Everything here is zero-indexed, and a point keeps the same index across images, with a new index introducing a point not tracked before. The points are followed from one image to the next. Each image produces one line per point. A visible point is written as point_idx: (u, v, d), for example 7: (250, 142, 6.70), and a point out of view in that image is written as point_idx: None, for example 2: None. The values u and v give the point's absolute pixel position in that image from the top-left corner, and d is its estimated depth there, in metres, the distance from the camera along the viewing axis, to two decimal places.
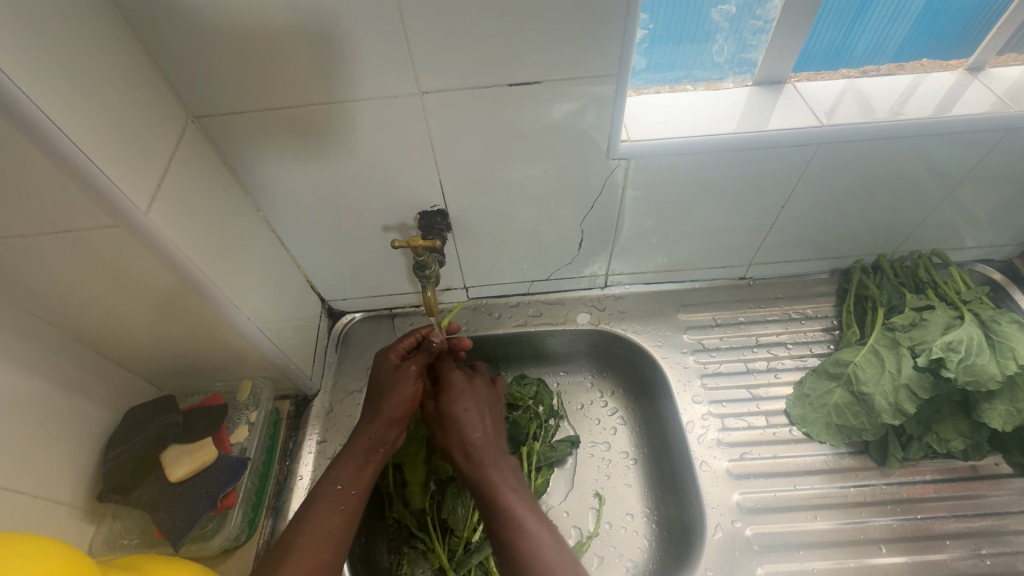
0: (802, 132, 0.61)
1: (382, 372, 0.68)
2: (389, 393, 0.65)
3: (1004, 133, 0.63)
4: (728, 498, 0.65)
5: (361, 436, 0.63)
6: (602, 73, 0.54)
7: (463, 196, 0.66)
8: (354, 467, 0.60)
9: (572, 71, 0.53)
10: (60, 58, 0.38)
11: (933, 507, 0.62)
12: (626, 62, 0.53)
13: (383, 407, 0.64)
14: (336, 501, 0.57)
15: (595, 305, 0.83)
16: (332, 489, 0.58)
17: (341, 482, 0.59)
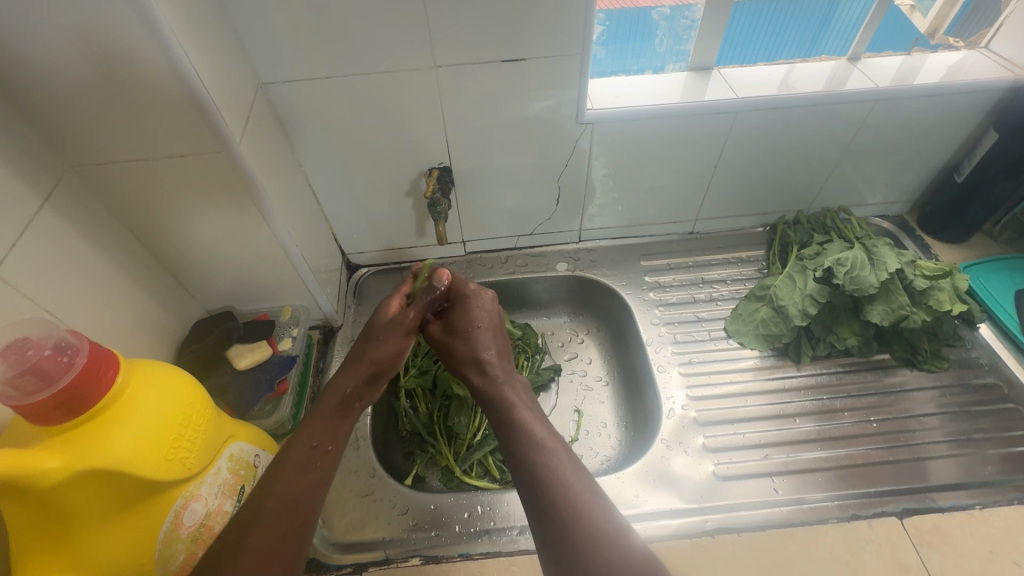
0: (724, 103, 0.80)
1: (379, 319, 0.68)
2: (377, 344, 0.65)
3: (874, 104, 0.83)
4: (679, 391, 0.81)
5: (342, 387, 0.61)
6: (571, 52, 0.70)
7: (464, 155, 0.82)
8: (332, 420, 0.58)
9: (550, 51, 0.70)
10: (191, 24, 0.53)
11: (835, 390, 0.80)
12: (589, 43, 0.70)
13: (367, 359, 0.64)
14: (319, 443, 0.55)
15: (572, 257, 1.00)
16: (313, 442, 0.55)
17: (316, 438, 0.56)
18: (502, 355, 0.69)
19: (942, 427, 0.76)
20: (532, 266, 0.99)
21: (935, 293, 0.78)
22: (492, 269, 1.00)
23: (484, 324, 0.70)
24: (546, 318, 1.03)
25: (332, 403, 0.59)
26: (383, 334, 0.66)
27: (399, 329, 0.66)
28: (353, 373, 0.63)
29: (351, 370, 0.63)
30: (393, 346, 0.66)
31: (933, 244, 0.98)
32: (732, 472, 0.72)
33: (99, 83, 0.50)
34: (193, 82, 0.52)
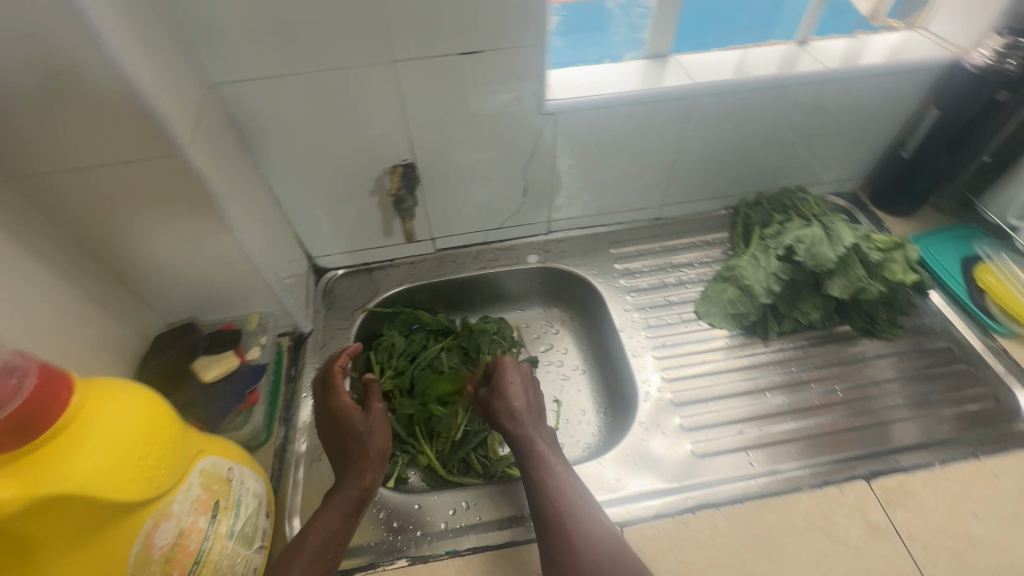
0: (680, 89, 0.81)
1: (350, 418, 0.69)
2: (369, 438, 0.68)
3: (823, 86, 0.86)
4: (655, 373, 0.82)
5: (355, 486, 0.64)
6: (530, 42, 0.70)
7: (428, 152, 0.81)
8: (340, 516, 0.62)
9: (508, 42, 0.70)
10: (128, 24, 0.50)
11: (801, 363, 0.83)
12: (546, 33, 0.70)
13: (371, 453, 0.67)
14: (321, 551, 0.59)
15: (543, 249, 1.00)
16: (326, 533, 0.60)
17: (331, 531, 0.60)
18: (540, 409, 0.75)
19: (901, 392, 0.80)
20: (503, 260, 0.99)
21: (889, 265, 0.81)
22: (463, 265, 0.99)
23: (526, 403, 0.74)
24: (521, 311, 1.04)
25: (348, 499, 0.63)
26: (368, 427, 0.69)
27: (381, 416, 0.71)
28: (360, 469, 0.66)
29: (361, 466, 0.66)
30: (384, 435, 0.69)
31: (884, 219, 1.02)
32: (709, 449, 0.74)
33: (30, 88, 0.47)
34: (136, 83, 0.50)
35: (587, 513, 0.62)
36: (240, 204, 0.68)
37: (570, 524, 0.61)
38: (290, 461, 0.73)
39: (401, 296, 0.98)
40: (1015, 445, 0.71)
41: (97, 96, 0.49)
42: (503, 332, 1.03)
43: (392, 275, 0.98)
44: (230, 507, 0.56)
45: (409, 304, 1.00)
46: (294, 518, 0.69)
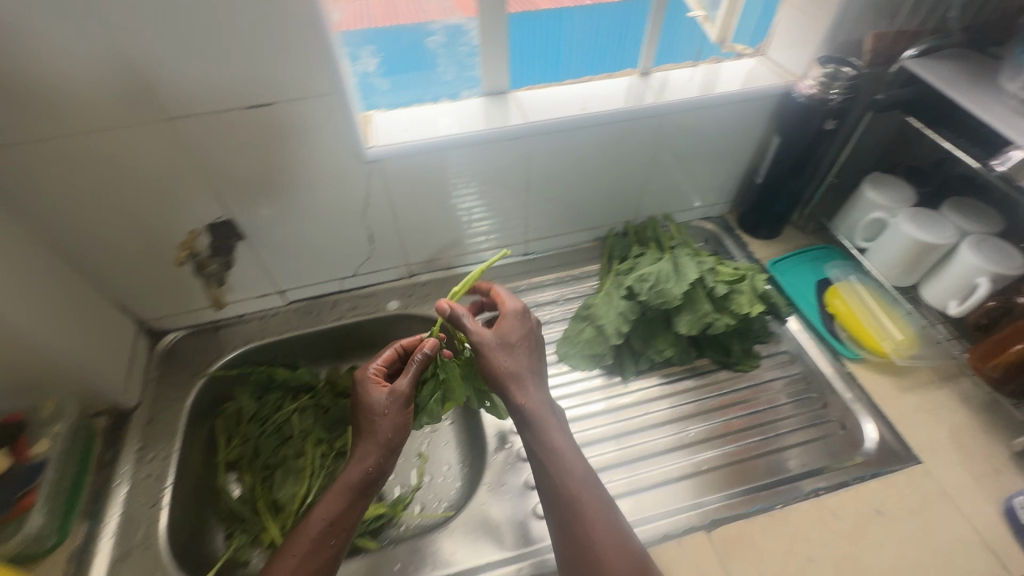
0: (512, 128, 0.78)
1: (373, 397, 0.69)
2: (376, 420, 0.67)
3: (657, 120, 0.84)
4: (504, 427, 0.80)
5: (358, 470, 0.66)
6: (324, 91, 0.65)
7: (245, 207, 0.75)
8: (338, 506, 0.64)
9: (298, 92, 0.65)
10: None
11: (658, 403, 0.81)
12: (340, 81, 0.65)
13: (377, 438, 0.67)
14: (321, 539, 0.62)
15: (404, 294, 0.96)
16: (324, 522, 0.63)
17: (332, 516, 0.64)
18: (536, 373, 0.69)
19: (753, 427, 0.78)
20: (362, 308, 0.94)
21: (735, 297, 0.80)
22: (319, 317, 0.93)
23: (524, 371, 0.68)
24: (392, 358, 1.01)
25: (348, 481, 0.65)
26: (382, 407, 0.68)
27: (399, 399, 0.68)
28: (367, 448, 0.66)
29: (367, 446, 0.67)
30: (396, 420, 0.68)
31: (750, 242, 1.02)
32: None
33: None
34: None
35: (582, 488, 0.62)
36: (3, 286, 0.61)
37: (574, 495, 0.61)
38: (89, 565, 0.66)
39: (250, 354, 0.91)
40: (855, 478, 0.71)
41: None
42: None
43: (240, 333, 0.92)
44: None
45: (263, 362, 0.93)
46: None
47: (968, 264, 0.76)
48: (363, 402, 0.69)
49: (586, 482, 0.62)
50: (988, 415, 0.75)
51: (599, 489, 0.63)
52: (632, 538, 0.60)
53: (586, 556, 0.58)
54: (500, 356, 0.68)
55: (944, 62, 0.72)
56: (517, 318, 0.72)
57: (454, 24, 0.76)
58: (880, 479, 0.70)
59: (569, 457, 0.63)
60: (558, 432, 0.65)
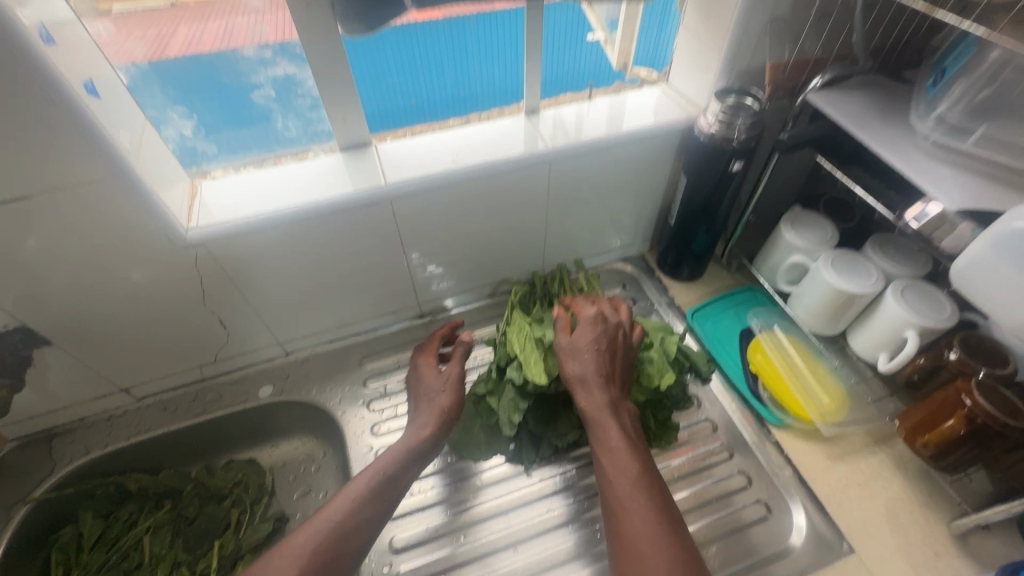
0: (366, 193, 0.66)
1: (428, 379, 0.70)
2: (436, 397, 0.68)
3: (549, 165, 0.73)
4: (382, 541, 0.67)
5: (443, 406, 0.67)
6: (99, 175, 0.53)
7: (40, 312, 0.62)
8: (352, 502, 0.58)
9: (64, 179, 0.52)
10: None
11: (564, 496, 0.70)
12: (119, 160, 0.52)
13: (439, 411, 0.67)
14: (323, 541, 0.54)
15: (279, 376, 0.83)
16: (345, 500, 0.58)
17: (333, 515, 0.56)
18: (609, 376, 0.63)
19: None
20: (228, 398, 0.81)
21: (645, 368, 0.70)
22: (177, 414, 0.80)
23: (602, 351, 0.64)
24: (275, 447, 0.88)
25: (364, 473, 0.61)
26: (440, 385, 0.69)
27: (455, 377, 0.70)
28: (422, 417, 0.66)
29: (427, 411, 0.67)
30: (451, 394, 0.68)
31: (671, 285, 0.93)
32: None
33: None
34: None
35: (615, 445, 0.57)
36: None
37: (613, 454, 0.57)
38: None
39: (94, 464, 0.77)
40: None
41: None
42: (248, 481, 0.82)
43: (79, 441, 0.78)
44: None
45: (114, 471, 0.80)
46: None
47: (895, 314, 0.66)
48: (419, 386, 0.70)
49: (625, 440, 0.58)
50: (925, 487, 0.67)
51: (643, 466, 0.56)
52: (670, 499, 0.54)
53: (619, 522, 0.52)
54: (567, 362, 0.64)
55: (853, 95, 0.63)
56: (591, 324, 0.66)
57: (281, 74, 0.64)
58: None
59: (614, 425, 0.59)
60: (614, 407, 0.60)
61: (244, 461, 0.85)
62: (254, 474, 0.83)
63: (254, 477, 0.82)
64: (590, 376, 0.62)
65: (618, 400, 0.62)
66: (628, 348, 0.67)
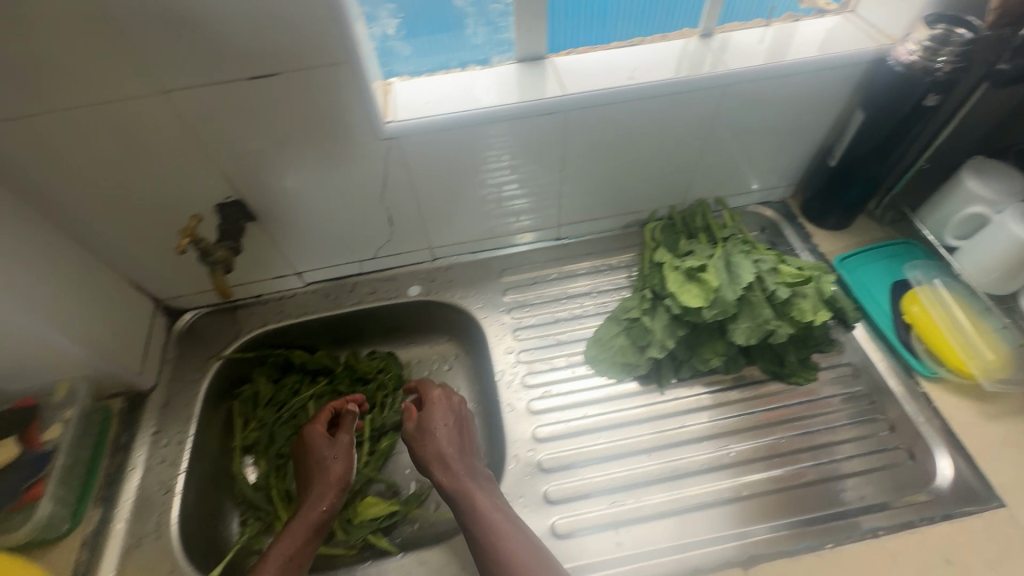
0: (546, 102, 0.69)
1: (318, 448, 0.77)
2: (330, 464, 0.75)
3: (720, 92, 0.74)
4: (526, 433, 0.72)
5: (316, 509, 0.71)
6: (333, 60, 0.58)
7: (255, 186, 0.70)
8: (332, 493, 0.73)
9: (306, 62, 0.57)
10: None
11: (698, 415, 0.73)
12: (353, 48, 0.57)
13: (331, 478, 0.74)
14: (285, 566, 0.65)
15: (426, 278, 0.90)
16: (307, 520, 0.70)
17: (291, 551, 0.67)
18: (461, 450, 0.70)
19: (803, 450, 0.70)
20: (382, 293, 0.89)
21: (797, 302, 0.70)
22: (337, 301, 0.89)
23: (449, 423, 0.72)
24: (412, 345, 0.95)
25: (307, 519, 0.70)
26: (330, 455, 0.76)
27: (346, 444, 0.77)
28: (321, 491, 0.73)
29: (323, 492, 0.73)
30: (345, 460, 0.76)
31: (814, 232, 0.90)
32: (575, 526, 0.65)
33: None
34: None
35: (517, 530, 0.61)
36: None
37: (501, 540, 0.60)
38: (102, 547, 0.65)
39: (268, 336, 0.88)
40: (922, 518, 0.62)
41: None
42: (389, 369, 0.91)
43: (259, 315, 0.88)
44: None
45: (282, 344, 0.90)
46: None
47: None
48: (308, 451, 0.77)
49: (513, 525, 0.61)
50: None
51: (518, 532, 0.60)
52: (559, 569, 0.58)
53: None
54: (442, 439, 0.70)
55: None
56: (447, 405, 0.73)
57: None
58: (952, 522, 0.62)
59: (484, 505, 0.63)
60: (471, 480, 0.66)
61: (385, 352, 0.94)
62: (395, 364, 0.91)
63: (395, 367, 0.91)
64: (442, 450, 0.69)
65: (472, 468, 0.68)
66: (468, 417, 0.75)
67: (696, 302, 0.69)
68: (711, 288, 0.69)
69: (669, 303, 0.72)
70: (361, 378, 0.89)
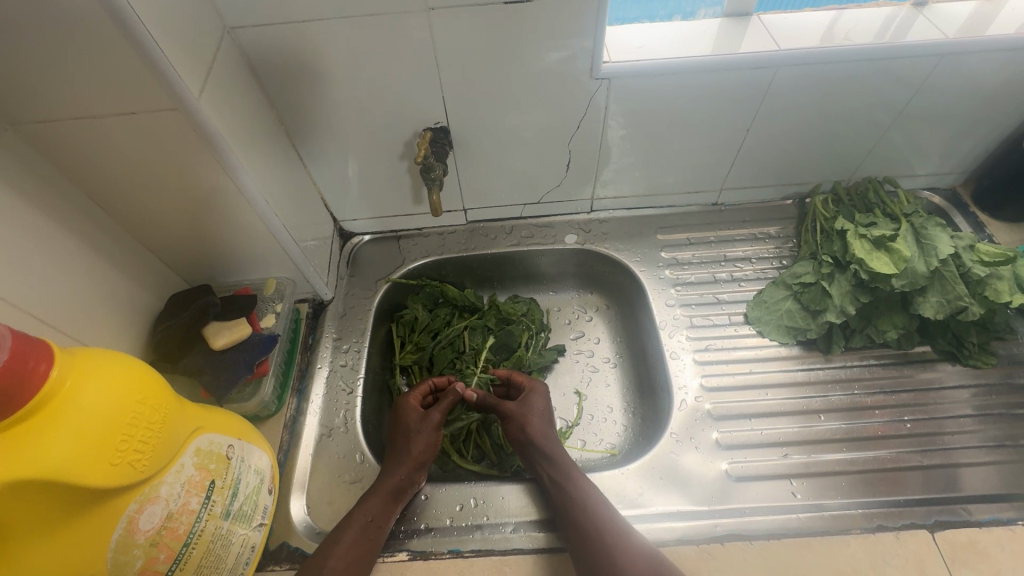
0: (762, 56, 0.70)
1: (409, 420, 0.71)
2: (413, 440, 0.68)
3: (939, 60, 0.72)
4: (693, 382, 0.74)
5: (394, 477, 0.64)
6: None
7: (462, 111, 0.74)
8: (420, 468, 0.66)
9: None
10: None
11: (867, 385, 0.73)
12: None
13: (412, 452, 0.67)
14: (364, 532, 0.60)
15: (582, 228, 0.92)
16: (386, 488, 0.63)
17: (372, 515, 0.61)
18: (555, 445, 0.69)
19: (984, 430, 0.68)
20: (539, 238, 0.92)
21: (993, 283, 0.68)
22: (495, 241, 0.92)
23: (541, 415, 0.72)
24: (552, 294, 0.97)
25: (389, 486, 0.63)
26: (417, 429, 0.69)
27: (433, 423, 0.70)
28: (401, 463, 0.66)
29: (402, 459, 0.66)
30: (428, 440, 0.69)
31: (987, 223, 0.88)
32: (747, 472, 0.66)
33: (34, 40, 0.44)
34: (123, 11, 0.44)
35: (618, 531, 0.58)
36: (252, 155, 0.64)
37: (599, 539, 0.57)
38: (299, 433, 0.71)
39: (428, 267, 0.92)
40: None
41: (65, 11, 0.43)
42: (533, 314, 0.90)
43: (420, 245, 0.93)
44: (227, 487, 0.53)
45: (437, 277, 0.93)
46: (298, 495, 0.67)
47: None
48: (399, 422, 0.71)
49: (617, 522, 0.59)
50: None
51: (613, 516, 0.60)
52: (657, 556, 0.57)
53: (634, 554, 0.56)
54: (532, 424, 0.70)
55: None
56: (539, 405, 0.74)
57: None
58: None
59: (580, 485, 0.63)
60: (570, 470, 0.65)
61: (526, 298, 0.93)
62: (538, 310, 0.91)
63: (539, 313, 0.90)
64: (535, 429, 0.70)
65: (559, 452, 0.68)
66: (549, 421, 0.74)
67: (887, 269, 0.68)
68: (905, 258, 0.68)
69: (854, 269, 0.71)
70: (505, 318, 0.89)
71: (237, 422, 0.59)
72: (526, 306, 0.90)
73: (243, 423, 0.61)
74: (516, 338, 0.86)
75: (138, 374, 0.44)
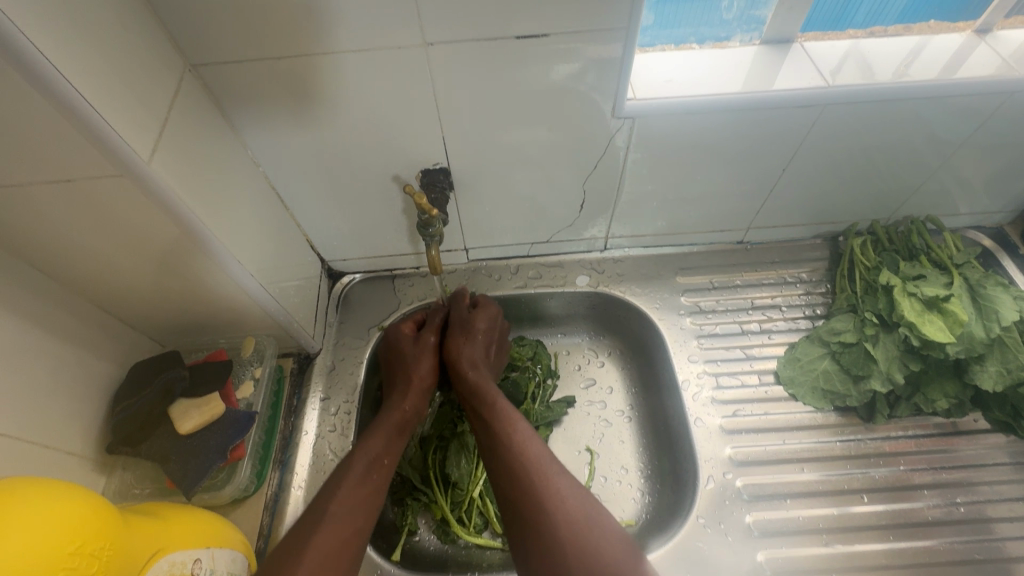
0: (807, 92, 0.61)
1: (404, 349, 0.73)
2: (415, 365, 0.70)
3: (1005, 98, 0.63)
4: (721, 452, 0.67)
5: (396, 410, 0.66)
6: (608, 27, 0.54)
7: (464, 152, 0.66)
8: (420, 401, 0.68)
9: (581, 25, 0.53)
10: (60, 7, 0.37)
11: (914, 460, 0.66)
12: (635, 14, 0.53)
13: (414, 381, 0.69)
14: (369, 471, 0.58)
15: (594, 268, 0.84)
16: (369, 457, 0.59)
17: (375, 452, 0.60)
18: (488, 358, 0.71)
19: None
20: (547, 279, 0.84)
21: None
22: (499, 282, 0.84)
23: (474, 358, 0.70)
24: (561, 336, 0.88)
25: (393, 419, 0.65)
26: (417, 355, 0.72)
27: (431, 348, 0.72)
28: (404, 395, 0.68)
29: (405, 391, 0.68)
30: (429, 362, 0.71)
31: None
32: (784, 565, 0.59)
33: None
34: (45, 70, 0.36)
35: (568, 505, 0.53)
36: (221, 209, 0.55)
37: (535, 514, 0.53)
38: (282, 514, 0.64)
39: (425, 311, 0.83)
40: None
41: None
42: (541, 359, 0.80)
43: (416, 285, 0.85)
44: None
45: None
46: None
47: None
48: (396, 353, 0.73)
49: (573, 496, 0.54)
50: None
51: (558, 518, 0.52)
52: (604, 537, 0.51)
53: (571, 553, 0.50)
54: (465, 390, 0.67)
55: None
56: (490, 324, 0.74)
57: None
58: None
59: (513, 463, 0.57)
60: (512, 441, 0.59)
61: (533, 340, 0.83)
62: (546, 354, 0.81)
63: (547, 358, 0.80)
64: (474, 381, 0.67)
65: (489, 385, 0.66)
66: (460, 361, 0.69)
67: (937, 340, 0.61)
68: (959, 322, 0.61)
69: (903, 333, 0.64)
70: (510, 366, 0.79)
71: (204, 516, 0.51)
72: (528, 346, 0.81)
73: (215, 518, 0.53)
74: (523, 392, 0.76)
75: (77, 511, 0.37)
